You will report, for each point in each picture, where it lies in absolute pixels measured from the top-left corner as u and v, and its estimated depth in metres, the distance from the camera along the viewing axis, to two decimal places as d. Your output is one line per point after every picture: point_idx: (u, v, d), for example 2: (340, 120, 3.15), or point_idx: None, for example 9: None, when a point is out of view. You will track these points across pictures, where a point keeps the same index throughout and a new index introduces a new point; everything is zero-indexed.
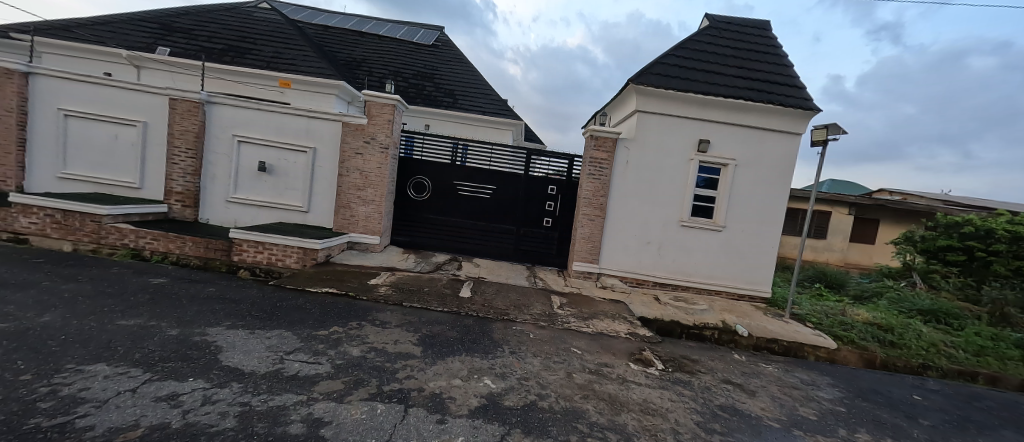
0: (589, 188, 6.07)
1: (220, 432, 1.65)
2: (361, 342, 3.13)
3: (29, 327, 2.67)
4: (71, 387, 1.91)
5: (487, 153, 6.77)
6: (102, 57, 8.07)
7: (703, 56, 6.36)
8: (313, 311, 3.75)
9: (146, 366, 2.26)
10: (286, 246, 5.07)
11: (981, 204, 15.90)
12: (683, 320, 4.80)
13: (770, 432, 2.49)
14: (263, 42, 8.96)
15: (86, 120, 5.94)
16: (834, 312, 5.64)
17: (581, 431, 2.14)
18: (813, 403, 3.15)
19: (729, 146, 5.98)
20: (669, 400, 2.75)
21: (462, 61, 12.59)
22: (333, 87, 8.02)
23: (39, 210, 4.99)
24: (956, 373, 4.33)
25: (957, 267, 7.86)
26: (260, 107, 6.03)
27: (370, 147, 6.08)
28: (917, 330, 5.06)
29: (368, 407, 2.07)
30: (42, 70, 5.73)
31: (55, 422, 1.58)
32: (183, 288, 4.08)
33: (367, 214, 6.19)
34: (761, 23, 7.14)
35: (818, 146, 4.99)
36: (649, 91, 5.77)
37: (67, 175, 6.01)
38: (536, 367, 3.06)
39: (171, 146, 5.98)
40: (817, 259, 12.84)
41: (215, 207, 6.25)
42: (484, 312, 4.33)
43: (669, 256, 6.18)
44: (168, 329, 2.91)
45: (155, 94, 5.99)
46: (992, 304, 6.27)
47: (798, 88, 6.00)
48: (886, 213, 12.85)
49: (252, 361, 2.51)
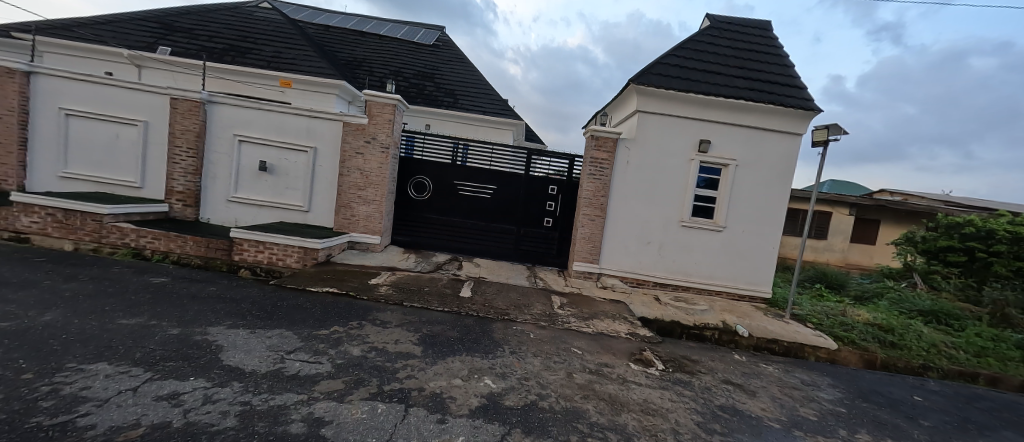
0: (589, 188, 6.07)
1: (221, 431, 1.65)
2: (361, 341, 3.13)
3: (31, 326, 2.67)
4: (72, 386, 1.91)
5: (487, 153, 6.77)
6: (103, 57, 8.08)
7: (703, 57, 6.36)
8: (314, 311, 3.75)
9: (147, 365, 2.27)
10: (287, 246, 5.07)
11: (981, 205, 15.89)
12: (683, 320, 4.80)
13: (770, 432, 2.49)
14: (264, 41, 8.97)
15: (88, 119, 5.95)
16: (834, 312, 5.64)
17: (581, 431, 2.14)
18: (813, 403, 3.15)
19: (729, 147, 5.98)
20: (669, 400, 2.76)
21: (463, 61, 12.59)
22: (333, 87, 8.02)
23: (41, 209, 5.00)
24: (957, 373, 4.32)
25: (958, 268, 7.87)
26: (261, 107, 6.04)
27: (370, 147, 6.08)
28: (918, 330, 5.06)
29: (368, 406, 2.08)
30: (44, 70, 5.74)
31: (56, 422, 1.58)
32: (184, 288, 4.08)
33: (367, 214, 6.20)
34: (761, 23, 7.14)
35: (818, 146, 4.99)
36: (650, 91, 5.77)
37: (68, 175, 6.01)
38: (536, 367, 3.06)
39: (172, 145, 5.99)
40: (817, 259, 12.83)
41: (215, 207, 6.25)
42: (484, 312, 4.33)
43: (669, 256, 6.18)
44: (169, 329, 2.91)
45: (156, 93, 5.99)
46: (992, 304, 6.27)
47: (798, 89, 6.00)
48: (886, 214, 12.85)
49: (253, 361, 2.51)
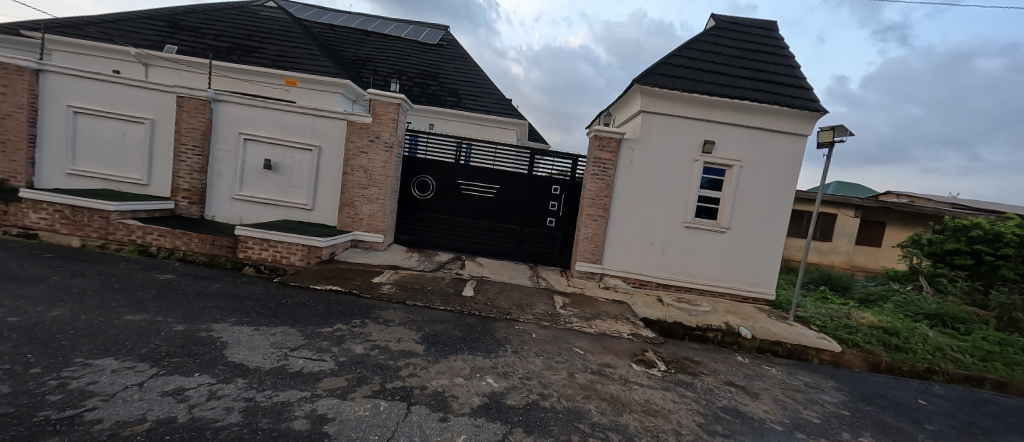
0: (593, 188, 6.03)
1: (226, 427, 1.66)
2: (363, 339, 3.15)
3: (41, 321, 2.71)
4: (80, 380, 1.94)
5: (491, 153, 6.79)
6: (111, 55, 8.17)
7: (708, 57, 6.33)
8: (318, 309, 3.78)
9: (153, 360, 2.29)
10: (291, 244, 5.11)
11: (987, 207, 15.83)
12: (685, 321, 4.79)
13: (773, 434, 2.48)
14: (268, 40, 9.01)
15: (96, 117, 6.01)
16: (839, 315, 5.59)
17: (582, 431, 2.14)
18: (817, 406, 3.14)
19: (732, 147, 5.94)
20: (671, 402, 2.75)
21: (466, 60, 12.63)
22: (338, 86, 8.06)
23: (49, 205, 5.07)
24: (963, 378, 4.26)
25: (965, 271, 7.75)
26: (267, 105, 6.08)
27: (374, 145, 6.12)
28: (924, 334, 5.00)
29: (371, 404, 2.09)
30: (53, 68, 5.81)
31: (63, 416, 1.60)
32: (190, 285, 4.10)
33: (371, 212, 6.23)
34: (768, 24, 7.11)
35: (825, 147, 4.94)
36: (654, 91, 5.74)
37: (75, 172, 6.07)
38: (537, 367, 3.06)
39: (179, 143, 6.05)
40: (821, 261, 12.76)
41: (220, 204, 6.31)
42: (487, 311, 4.34)
43: (671, 257, 6.16)
44: (174, 325, 2.94)
45: (163, 92, 6.04)
46: (998, 308, 6.21)
47: (803, 89, 5.98)
48: (892, 216, 12.77)
49: (257, 357, 2.54)
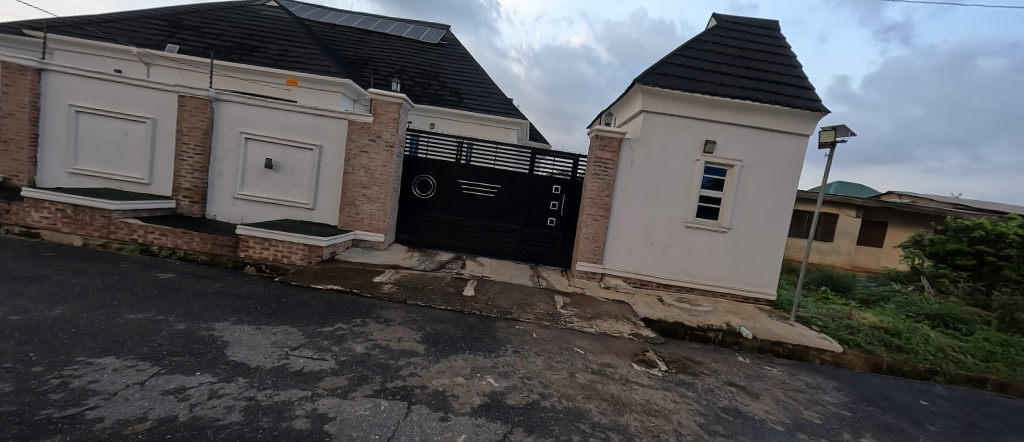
0: (594, 188, 6.02)
1: (226, 426, 1.67)
2: (364, 338, 3.16)
3: (42, 319, 2.71)
4: (82, 379, 1.94)
5: (492, 153, 6.78)
6: (113, 54, 8.18)
7: (710, 56, 6.31)
8: (319, 308, 3.78)
9: (154, 359, 2.29)
10: (292, 243, 5.12)
11: (989, 208, 15.79)
12: (686, 321, 4.77)
13: (774, 434, 2.47)
14: (270, 39, 9.02)
15: (97, 116, 6.03)
16: (840, 315, 5.58)
17: (582, 431, 2.14)
18: (818, 406, 3.13)
19: (733, 146, 5.93)
20: (672, 402, 2.75)
21: (467, 59, 12.63)
22: (339, 86, 8.08)
23: (51, 204, 5.08)
24: (965, 378, 4.25)
25: (967, 272, 7.74)
26: (268, 104, 6.09)
27: (375, 145, 6.12)
28: (925, 334, 4.99)
29: (371, 403, 2.09)
30: (54, 67, 5.82)
31: (66, 414, 1.61)
32: (191, 284, 4.11)
33: (372, 212, 6.24)
34: (770, 24, 7.08)
35: (826, 147, 4.92)
36: (655, 91, 5.73)
37: (77, 171, 6.09)
38: (538, 366, 3.06)
39: (180, 142, 6.05)
40: (822, 261, 12.75)
41: (222, 203, 6.32)
42: (488, 311, 4.35)
43: (672, 256, 6.16)
44: (176, 324, 2.94)
45: (165, 91, 6.05)
46: (1000, 309, 6.20)
47: (804, 89, 5.96)
48: (894, 216, 12.73)
49: (258, 357, 2.54)
